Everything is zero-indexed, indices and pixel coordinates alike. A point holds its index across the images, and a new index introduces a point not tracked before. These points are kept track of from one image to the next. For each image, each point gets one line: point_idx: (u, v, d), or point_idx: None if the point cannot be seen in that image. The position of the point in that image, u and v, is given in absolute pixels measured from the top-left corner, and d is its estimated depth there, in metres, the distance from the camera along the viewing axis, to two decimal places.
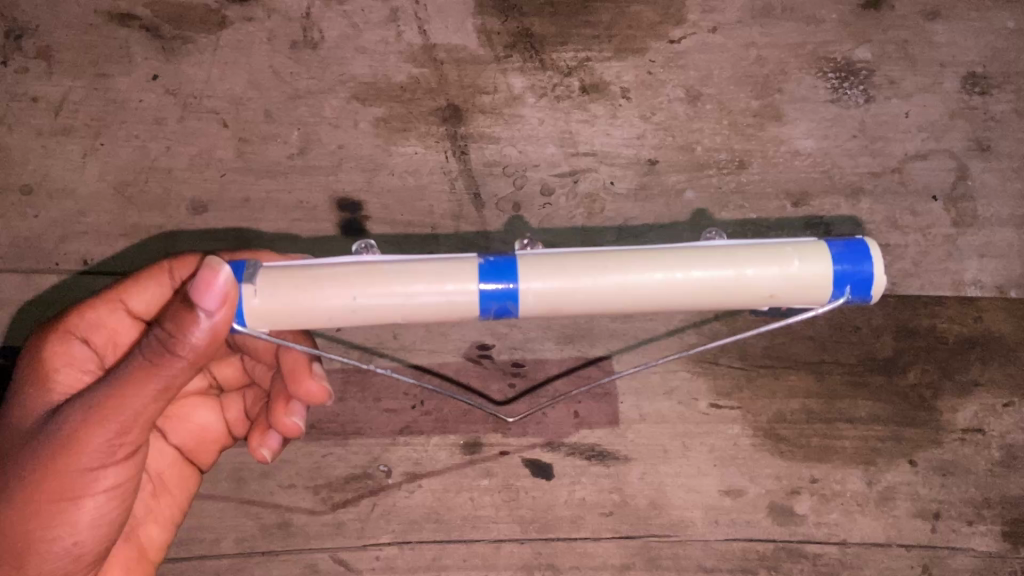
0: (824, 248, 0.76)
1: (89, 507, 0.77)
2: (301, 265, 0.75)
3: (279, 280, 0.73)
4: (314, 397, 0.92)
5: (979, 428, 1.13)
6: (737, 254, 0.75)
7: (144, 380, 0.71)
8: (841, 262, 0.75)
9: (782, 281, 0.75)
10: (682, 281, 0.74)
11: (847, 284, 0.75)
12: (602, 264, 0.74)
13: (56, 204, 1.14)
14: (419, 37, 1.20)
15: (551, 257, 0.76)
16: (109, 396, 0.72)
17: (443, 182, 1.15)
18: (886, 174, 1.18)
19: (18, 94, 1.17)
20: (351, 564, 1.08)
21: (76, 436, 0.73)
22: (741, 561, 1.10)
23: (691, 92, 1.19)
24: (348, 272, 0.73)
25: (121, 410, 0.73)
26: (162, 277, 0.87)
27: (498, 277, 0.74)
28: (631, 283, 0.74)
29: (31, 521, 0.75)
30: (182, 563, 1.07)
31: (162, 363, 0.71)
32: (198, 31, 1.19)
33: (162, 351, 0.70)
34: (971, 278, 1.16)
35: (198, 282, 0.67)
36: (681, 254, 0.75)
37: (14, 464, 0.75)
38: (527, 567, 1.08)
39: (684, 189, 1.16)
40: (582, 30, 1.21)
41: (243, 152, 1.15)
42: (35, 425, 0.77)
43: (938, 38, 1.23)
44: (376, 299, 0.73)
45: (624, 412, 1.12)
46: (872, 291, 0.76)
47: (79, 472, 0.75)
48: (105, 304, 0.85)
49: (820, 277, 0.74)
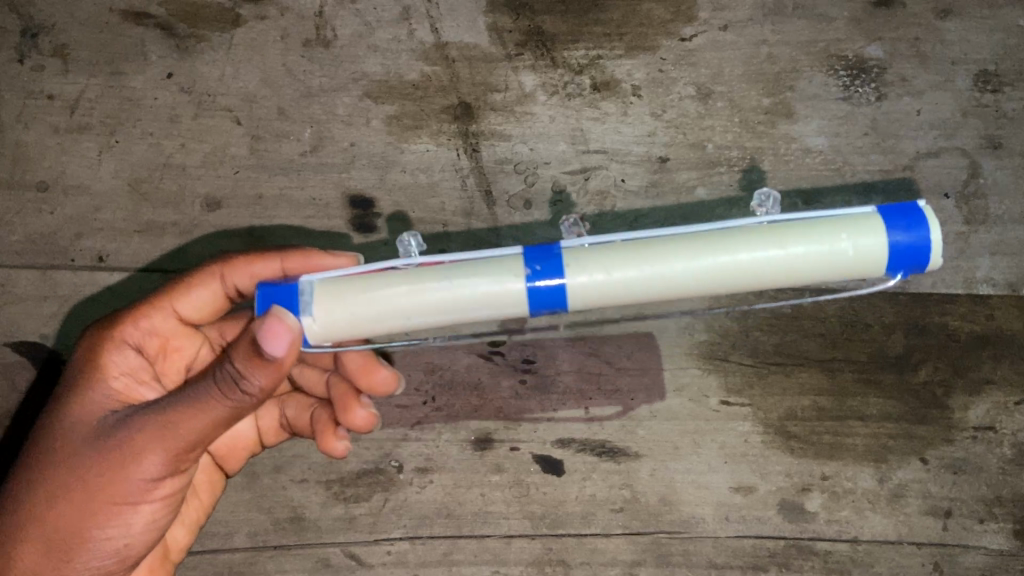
0: (881, 219, 0.74)
1: (144, 513, 0.81)
2: (351, 279, 0.76)
3: (326, 288, 0.75)
4: (387, 385, 0.94)
5: (992, 426, 1.13)
6: (784, 233, 0.74)
7: (206, 408, 0.74)
8: (897, 234, 0.74)
9: (832, 256, 0.74)
10: (724, 264, 0.74)
11: (907, 259, 0.75)
12: (649, 254, 0.74)
13: (73, 200, 1.15)
14: (430, 35, 1.20)
15: (596, 250, 0.76)
16: (176, 414, 0.75)
17: (455, 180, 1.15)
18: (897, 171, 1.18)
19: (34, 91, 1.18)
20: (362, 558, 1.09)
21: (141, 447, 0.76)
22: (752, 558, 1.10)
23: (702, 90, 1.19)
24: (398, 285, 0.74)
25: (181, 432, 0.75)
26: (212, 282, 0.89)
27: (541, 271, 0.74)
28: (671, 270, 0.74)
29: (88, 521, 0.78)
30: (196, 556, 1.08)
31: (233, 399, 0.73)
32: (212, 30, 1.20)
33: (235, 386, 0.73)
34: (983, 276, 1.15)
35: (267, 329, 0.70)
36: (727, 237, 0.75)
37: (76, 468, 0.77)
38: (538, 563, 1.09)
39: (695, 186, 1.16)
40: (592, 28, 1.21)
41: (257, 150, 1.16)
42: (97, 428, 0.79)
43: (950, 35, 1.23)
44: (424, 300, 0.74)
45: (635, 408, 1.12)
46: (931, 262, 0.75)
47: (139, 482, 0.78)
48: (157, 310, 0.88)
49: (875, 251, 0.74)
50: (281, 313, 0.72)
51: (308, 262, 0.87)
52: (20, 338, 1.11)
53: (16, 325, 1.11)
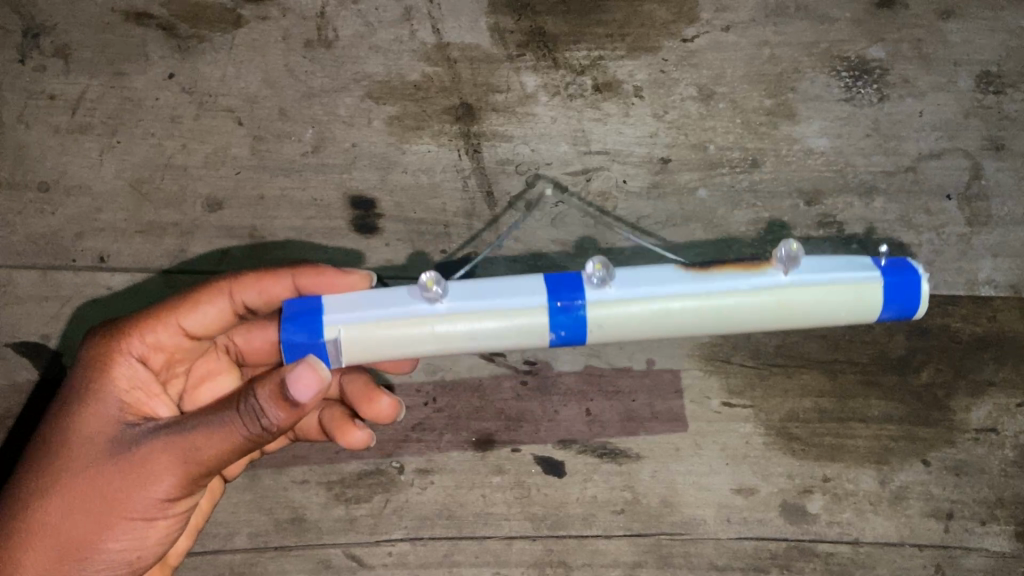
0: (880, 291, 0.85)
1: (158, 529, 0.82)
2: (383, 336, 0.83)
3: (367, 332, 0.82)
4: (402, 367, 1.02)
5: (994, 428, 1.13)
6: (785, 301, 0.85)
7: (228, 437, 0.76)
8: (887, 302, 0.85)
9: (819, 313, 0.86)
10: (723, 320, 0.85)
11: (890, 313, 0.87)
12: (661, 311, 0.84)
13: (74, 200, 1.15)
14: (432, 36, 1.20)
15: (617, 304, 0.84)
16: (195, 439, 0.77)
17: (456, 180, 1.15)
18: (899, 173, 1.18)
19: (36, 92, 1.18)
20: (362, 559, 1.08)
21: (158, 468, 0.78)
22: (753, 560, 1.10)
23: (704, 91, 1.19)
24: (428, 343, 0.83)
25: (201, 457, 0.77)
26: (220, 298, 0.90)
27: (567, 325, 0.84)
28: (675, 321, 0.84)
29: (103, 536, 0.79)
30: (196, 558, 1.08)
31: (253, 432, 0.75)
32: (214, 30, 1.20)
33: (258, 420, 0.75)
34: (985, 278, 1.15)
35: (297, 375, 0.74)
36: (735, 299, 0.84)
37: (93, 482, 0.79)
38: (538, 564, 1.09)
39: (696, 187, 1.16)
40: (594, 29, 1.20)
41: (258, 150, 1.16)
42: (111, 443, 0.81)
43: (952, 36, 1.22)
44: (458, 341, 0.84)
45: (636, 410, 1.11)
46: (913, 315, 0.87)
47: (154, 501, 0.79)
48: (163, 325, 0.89)
49: (862, 312, 0.86)
50: (314, 363, 0.75)
51: (321, 279, 0.90)
52: (20, 338, 1.11)
53: (17, 326, 1.11)
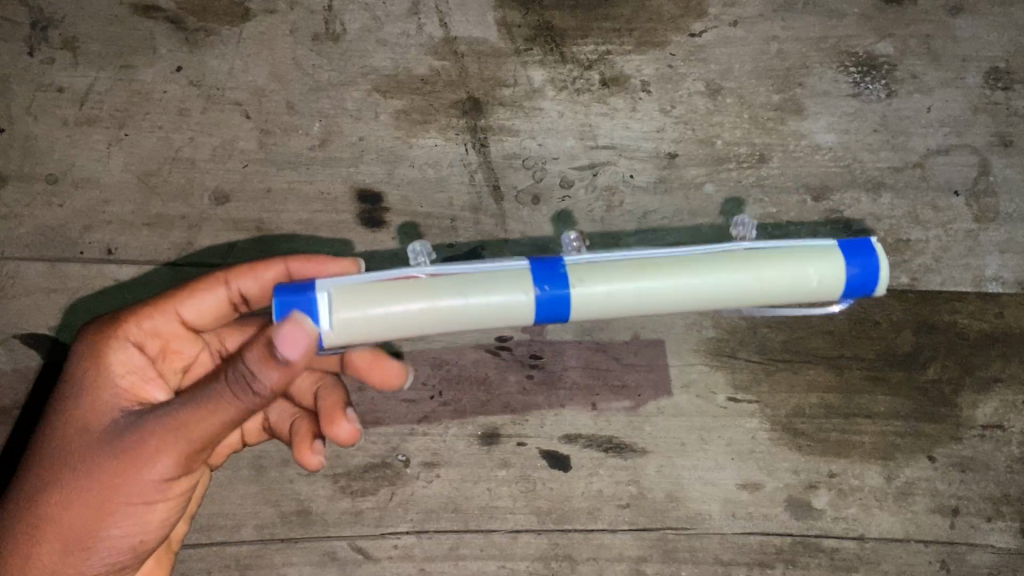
0: (836, 268, 0.83)
1: (161, 512, 0.83)
2: (369, 298, 0.78)
3: (363, 320, 0.77)
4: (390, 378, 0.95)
5: (1000, 424, 1.13)
6: (763, 261, 0.83)
7: (222, 409, 0.74)
8: (850, 276, 0.84)
9: (786, 286, 0.83)
10: (708, 284, 0.82)
11: (857, 286, 0.85)
12: (649, 275, 0.81)
13: (81, 192, 1.15)
14: (440, 30, 1.20)
15: (602, 270, 0.81)
16: (188, 418, 0.75)
17: (462, 174, 1.15)
18: (907, 168, 1.18)
19: (44, 84, 1.18)
20: (368, 552, 1.09)
21: (158, 450, 0.77)
22: (758, 554, 1.10)
23: (712, 86, 1.19)
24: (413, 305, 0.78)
25: (198, 433, 0.76)
26: (217, 288, 0.88)
27: (553, 286, 0.80)
28: (664, 280, 0.81)
29: (107, 522, 0.80)
30: (202, 549, 1.08)
31: (247, 401, 0.73)
32: (221, 24, 1.20)
33: (252, 389, 0.72)
34: (992, 274, 1.15)
35: (284, 334, 0.69)
36: (714, 264, 0.83)
37: (92, 467, 0.79)
38: (543, 558, 1.09)
39: (703, 182, 1.16)
40: (602, 23, 1.20)
41: (265, 143, 1.16)
42: (111, 429, 0.80)
43: (961, 32, 1.22)
44: (450, 306, 0.78)
45: (641, 404, 1.12)
46: (878, 285, 0.85)
47: (152, 484, 0.79)
48: (159, 312, 0.87)
49: (820, 289, 0.84)
50: (301, 320, 0.71)
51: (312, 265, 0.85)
52: (25, 330, 1.11)
53: (25, 318, 1.11)
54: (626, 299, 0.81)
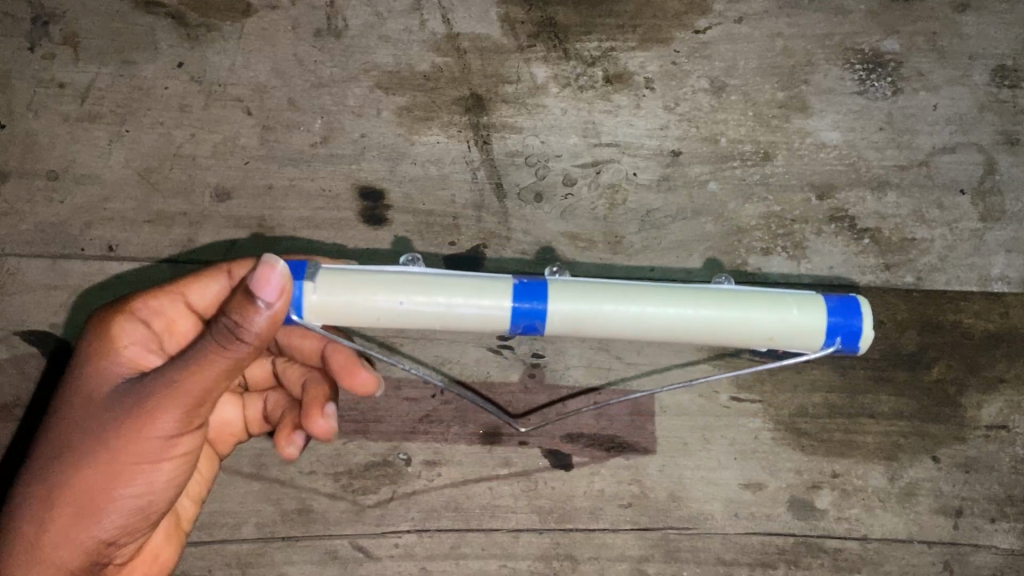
0: (828, 318, 0.84)
1: (167, 473, 0.81)
2: (358, 271, 0.84)
3: (343, 298, 0.82)
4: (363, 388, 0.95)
5: (1004, 425, 1.12)
6: (743, 298, 0.85)
7: (213, 361, 0.74)
8: (830, 323, 0.84)
9: (765, 323, 0.84)
10: (682, 310, 0.84)
11: (839, 336, 0.85)
12: (625, 292, 0.84)
13: (83, 189, 1.14)
14: (442, 26, 1.19)
15: (576, 283, 0.86)
16: (184, 373, 0.75)
17: (465, 172, 1.15)
18: (912, 167, 1.17)
19: (45, 80, 1.17)
20: (369, 550, 1.08)
21: (158, 408, 0.77)
22: (761, 555, 1.10)
23: (716, 83, 1.18)
24: (396, 281, 0.83)
25: (195, 388, 0.76)
26: (222, 273, 0.89)
27: (529, 296, 0.84)
28: (638, 300, 0.84)
29: (114, 485, 0.79)
30: (203, 547, 1.08)
31: (232, 349, 0.73)
32: (224, 20, 1.19)
33: (236, 337, 0.72)
34: (998, 273, 1.15)
35: (258, 277, 0.71)
36: (695, 293, 0.85)
37: (97, 429, 0.78)
38: (545, 557, 1.09)
39: (707, 179, 1.15)
40: (605, 20, 1.19)
41: (267, 140, 1.15)
42: (113, 394, 0.79)
43: (967, 30, 1.21)
44: (430, 289, 0.83)
45: (644, 405, 1.11)
46: (859, 342, 0.85)
47: (155, 440, 0.78)
48: (166, 294, 0.87)
49: (804, 331, 0.84)
50: (271, 261, 0.72)
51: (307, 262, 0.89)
52: (25, 327, 1.10)
53: (25, 314, 1.10)
54: (594, 317, 0.84)
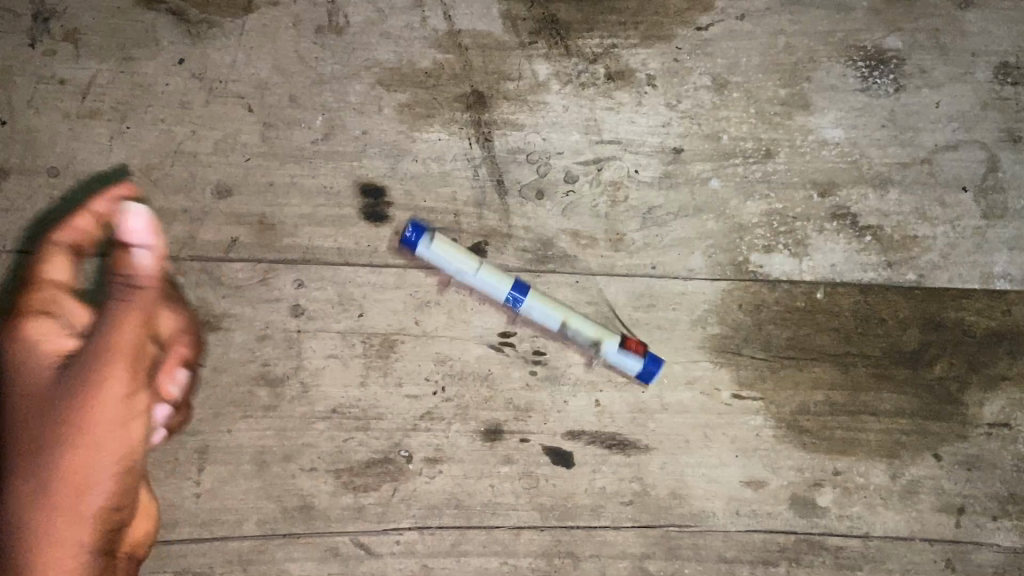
0: (632, 356, 1.08)
1: (139, 437, 0.85)
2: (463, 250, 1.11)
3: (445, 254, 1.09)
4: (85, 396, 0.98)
5: (1006, 423, 1.12)
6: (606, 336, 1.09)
7: (127, 312, 0.83)
8: (635, 367, 1.09)
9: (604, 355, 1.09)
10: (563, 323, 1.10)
11: (632, 369, 1.09)
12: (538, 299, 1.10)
13: (83, 185, 1.13)
14: (444, 23, 1.18)
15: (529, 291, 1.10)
16: (106, 330, 0.82)
17: (466, 169, 1.15)
18: (915, 164, 1.17)
19: (45, 77, 1.15)
20: (371, 547, 1.08)
21: (80, 370, 0.81)
22: (762, 553, 1.10)
23: (718, 81, 1.18)
24: (483, 264, 1.10)
25: (122, 344, 0.82)
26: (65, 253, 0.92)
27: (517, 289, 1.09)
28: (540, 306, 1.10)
29: (97, 452, 0.82)
30: (205, 544, 1.08)
31: (132, 294, 0.84)
32: (224, 16, 1.17)
33: (132, 287, 0.84)
34: (1000, 271, 1.15)
35: (123, 220, 0.88)
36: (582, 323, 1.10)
37: (64, 407, 0.81)
38: (546, 555, 1.09)
39: (708, 177, 1.15)
40: (608, 17, 1.18)
41: (268, 137, 1.15)
42: (60, 374, 0.82)
43: (970, 26, 1.20)
44: (502, 276, 1.10)
45: (645, 402, 1.11)
46: (638, 380, 1.09)
47: (116, 403, 0.82)
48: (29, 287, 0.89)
49: (620, 364, 1.09)
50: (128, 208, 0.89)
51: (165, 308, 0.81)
52: None
53: None
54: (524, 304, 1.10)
